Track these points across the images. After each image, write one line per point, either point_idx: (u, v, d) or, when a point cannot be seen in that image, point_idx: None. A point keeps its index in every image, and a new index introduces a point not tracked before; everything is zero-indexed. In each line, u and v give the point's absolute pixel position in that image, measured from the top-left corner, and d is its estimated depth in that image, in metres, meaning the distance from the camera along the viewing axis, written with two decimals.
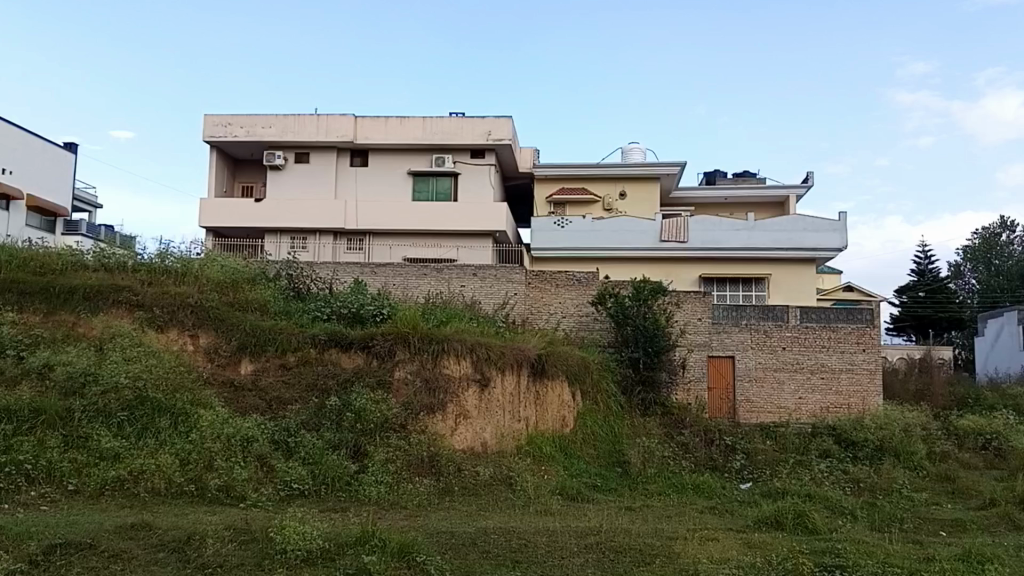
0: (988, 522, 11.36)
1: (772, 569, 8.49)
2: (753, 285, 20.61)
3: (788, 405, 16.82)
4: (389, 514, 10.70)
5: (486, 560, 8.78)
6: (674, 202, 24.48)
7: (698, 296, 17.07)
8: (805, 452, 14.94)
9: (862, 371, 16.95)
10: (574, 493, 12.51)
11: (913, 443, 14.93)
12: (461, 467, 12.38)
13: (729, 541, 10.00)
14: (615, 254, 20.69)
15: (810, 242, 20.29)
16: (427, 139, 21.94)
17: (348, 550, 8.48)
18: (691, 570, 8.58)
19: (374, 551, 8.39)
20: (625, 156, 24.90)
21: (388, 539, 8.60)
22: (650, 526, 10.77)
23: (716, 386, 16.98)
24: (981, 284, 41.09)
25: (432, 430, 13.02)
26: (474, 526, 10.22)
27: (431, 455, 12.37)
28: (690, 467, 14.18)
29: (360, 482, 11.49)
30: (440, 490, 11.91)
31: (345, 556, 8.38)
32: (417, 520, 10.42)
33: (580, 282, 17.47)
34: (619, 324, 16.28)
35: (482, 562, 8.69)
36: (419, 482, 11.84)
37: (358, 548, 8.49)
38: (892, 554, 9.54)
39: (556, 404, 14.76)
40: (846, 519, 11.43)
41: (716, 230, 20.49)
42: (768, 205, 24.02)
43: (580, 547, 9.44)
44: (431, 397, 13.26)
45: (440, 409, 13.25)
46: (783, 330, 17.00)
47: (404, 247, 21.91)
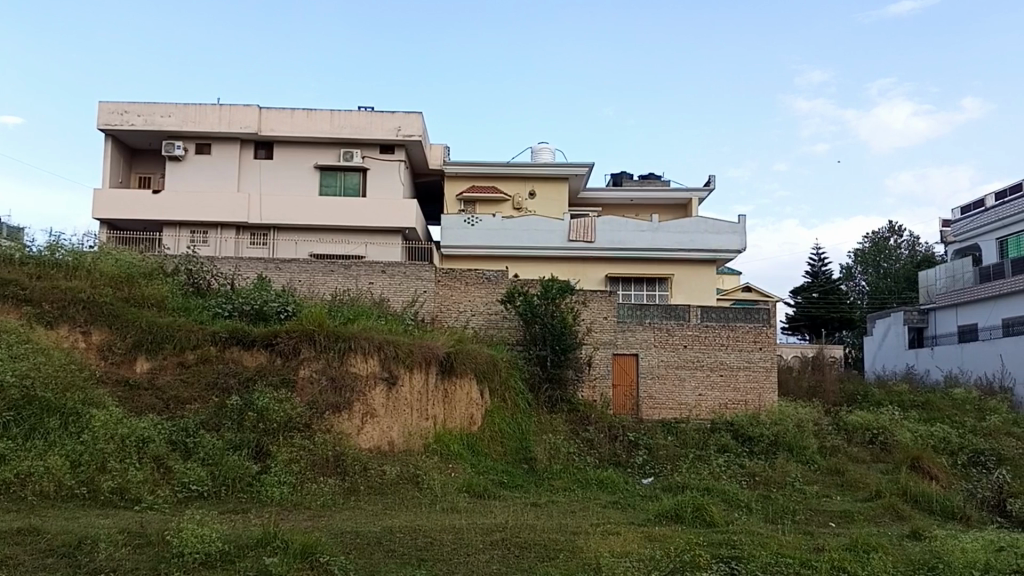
0: (874, 513, 12.04)
1: (670, 561, 8.78)
2: (657, 285, 21.19)
3: (689, 402, 17.38)
4: (293, 515, 10.52)
5: (391, 559, 8.74)
6: (583, 203, 24.88)
7: (604, 296, 17.44)
8: (704, 447, 15.48)
9: (758, 368, 17.66)
10: (480, 490, 12.57)
11: (805, 438, 15.67)
12: (367, 467, 12.27)
13: (631, 535, 10.27)
14: (524, 252, 20.89)
15: (710, 243, 21.01)
16: (335, 133, 21.58)
17: (249, 552, 8.32)
18: (594, 563, 8.78)
19: (275, 553, 8.24)
20: (534, 156, 25.13)
21: (290, 539, 8.46)
22: (555, 521, 10.94)
23: (620, 383, 17.39)
24: (870, 286, 43.40)
25: (337, 429, 12.87)
26: (379, 526, 10.14)
27: (336, 455, 12.21)
28: (595, 463, 14.49)
29: (262, 483, 11.25)
30: (345, 490, 11.79)
31: (246, 557, 8.21)
32: (321, 520, 10.30)
33: (490, 281, 17.55)
34: (528, 322, 16.43)
35: (387, 561, 8.66)
36: (324, 482, 11.68)
37: (259, 550, 8.34)
38: (784, 545, 10.02)
39: (464, 402, 14.80)
40: (742, 512, 11.93)
41: (622, 231, 20.96)
42: (672, 207, 24.70)
43: (486, 544, 9.52)
44: (337, 396, 13.11)
45: (346, 408, 13.12)
46: (684, 329, 17.55)
47: (312, 243, 21.64)
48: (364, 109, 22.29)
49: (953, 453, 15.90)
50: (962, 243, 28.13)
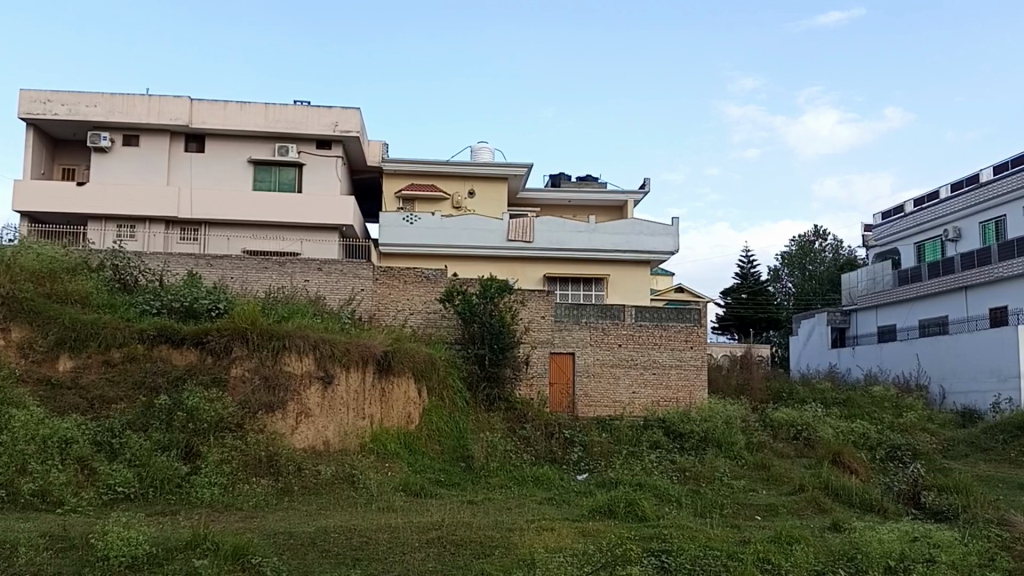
0: (797, 506, 12.49)
1: (604, 556, 8.98)
2: (593, 285, 21.50)
3: (622, 399, 17.68)
4: (224, 516, 10.37)
5: (325, 559, 8.71)
6: (521, 203, 25.05)
7: (542, 295, 17.64)
8: (637, 443, 15.78)
9: (689, 367, 18.08)
10: (417, 488, 12.57)
11: (733, 434, 16.12)
12: (301, 467, 12.16)
13: (565, 531, 10.43)
14: (462, 252, 20.93)
15: (645, 245, 21.41)
16: (270, 128, 21.24)
17: (178, 554, 8.18)
18: (528, 559, 8.91)
19: (205, 555, 8.12)
20: (474, 155, 25.19)
21: (221, 541, 8.35)
22: (491, 518, 11.04)
23: (557, 381, 17.61)
24: (797, 287, 44.80)
25: (271, 429, 12.73)
26: (314, 526, 10.09)
27: (269, 455, 12.06)
28: (531, 460, 14.65)
29: (192, 484, 11.04)
30: (279, 490, 11.65)
31: (174, 560, 8.06)
32: (253, 521, 10.18)
33: (429, 279, 17.54)
34: (467, 321, 16.50)
35: (321, 561, 8.62)
36: (256, 482, 11.54)
37: (188, 552, 8.20)
38: (713, 537, 10.34)
39: (402, 401, 14.77)
40: (672, 506, 12.24)
41: (560, 232, 21.18)
42: (608, 209, 25.07)
43: (421, 542, 9.56)
44: (271, 395, 12.98)
45: (280, 408, 12.99)
46: (619, 328, 17.85)
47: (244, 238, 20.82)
48: (301, 104, 22.00)
49: (873, 448, 16.57)
50: (882, 247, 29.26)
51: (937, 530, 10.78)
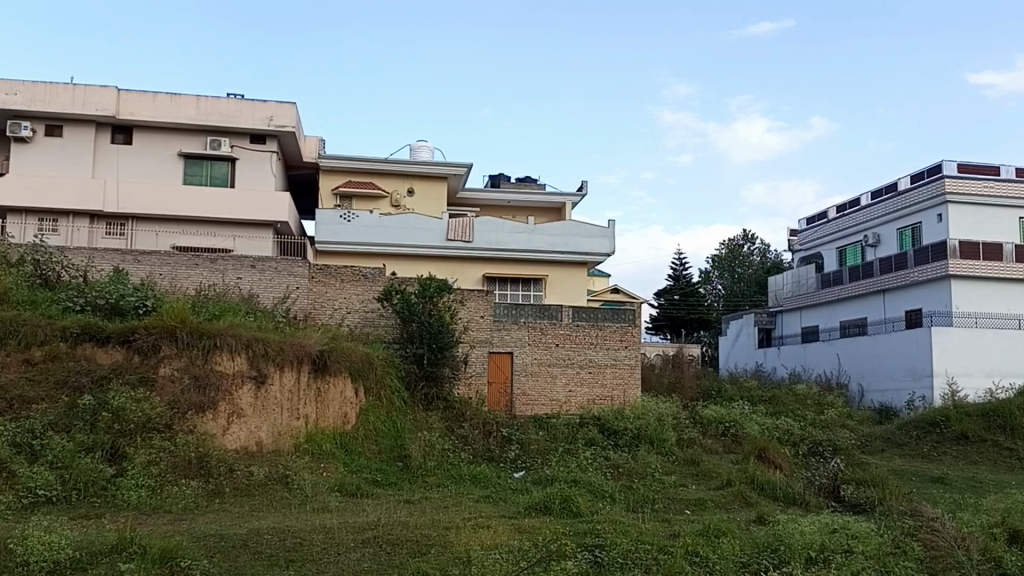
0: (725, 500, 12.97)
1: (539, 551, 9.23)
2: (532, 285, 21.80)
3: (559, 398, 17.99)
4: (151, 518, 10.25)
5: (258, 561, 8.73)
6: (460, 203, 25.18)
7: (480, 295, 17.84)
8: (572, 441, 16.11)
9: (624, 366, 18.49)
10: (353, 489, 12.55)
11: (665, 431, 16.58)
12: (233, 468, 12.08)
13: (501, 528, 10.64)
14: (401, 250, 20.94)
15: (582, 246, 21.79)
16: (201, 120, 20.88)
17: (102, 559, 8.09)
18: (463, 556, 9.09)
19: (131, 559, 8.05)
20: (413, 154, 25.20)
21: (148, 545, 8.28)
22: (427, 517, 11.17)
23: (496, 380, 17.83)
24: (726, 289, 46.03)
25: (201, 430, 12.62)
26: (246, 527, 10.10)
27: (199, 456, 11.96)
28: (468, 458, 14.82)
29: (117, 486, 10.92)
30: (209, 492, 11.56)
31: (98, 564, 7.97)
32: (181, 524, 10.09)
33: (367, 278, 17.55)
34: (405, 321, 16.58)
35: (253, 563, 8.63)
36: (186, 484, 11.43)
37: (113, 556, 8.12)
38: (644, 532, 10.70)
39: (338, 400, 14.75)
40: (606, 502, 12.58)
41: (498, 232, 21.40)
42: (547, 210, 25.41)
43: (357, 542, 9.64)
44: (201, 395, 12.85)
45: (211, 408, 12.88)
46: (557, 328, 18.15)
47: (173, 234, 20.88)
48: (234, 97, 21.68)
49: (797, 444, 17.23)
50: (806, 251, 30.29)
51: (856, 522, 11.34)
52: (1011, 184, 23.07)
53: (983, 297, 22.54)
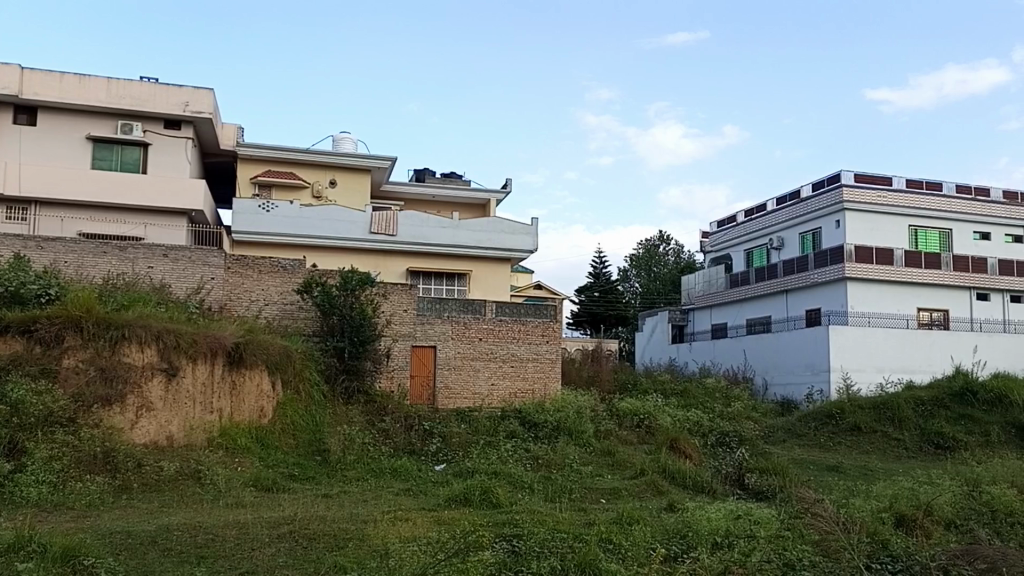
0: (638, 489, 13.59)
1: (456, 542, 9.59)
2: (457, 280, 22.10)
3: (481, 391, 18.38)
4: (53, 516, 10.14)
5: (167, 558, 8.79)
6: (384, 196, 25.24)
7: (404, 289, 18.05)
8: (494, 433, 16.50)
9: (545, 360, 19.01)
10: (269, 483, 12.56)
11: (583, 423, 17.14)
12: (141, 463, 12.05)
13: (420, 520, 10.95)
14: (322, 242, 20.93)
15: (506, 243, 22.20)
16: (112, 104, 20.35)
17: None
18: (382, 548, 9.36)
19: (31, 558, 8.00)
20: (336, 145, 25.12)
21: (49, 543, 8.24)
22: (345, 511, 11.38)
23: (418, 373, 18.07)
24: (643, 287, 47.34)
25: (107, 424, 12.54)
26: (155, 523, 10.12)
27: (106, 451, 11.88)
28: (389, 451, 15.02)
29: (16, 482, 10.76)
30: (116, 487, 11.50)
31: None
32: (86, 521, 10.03)
33: (286, 270, 17.55)
34: (326, 313, 16.66)
35: (163, 560, 8.71)
36: (92, 480, 11.35)
37: (11, 555, 8.08)
38: (560, 521, 11.20)
39: (254, 394, 14.72)
40: (524, 492, 13.04)
41: (422, 227, 21.61)
42: (471, 206, 25.81)
43: (272, 537, 9.79)
44: (108, 387, 12.80)
45: (118, 401, 12.85)
46: (480, 322, 18.54)
47: (80, 220, 20.18)
48: (148, 81, 21.19)
49: (706, 434, 18.09)
50: (717, 252, 31.48)
51: (757, 508, 12.09)
52: (902, 193, 24.63)
53: (876, 299, 24.02)
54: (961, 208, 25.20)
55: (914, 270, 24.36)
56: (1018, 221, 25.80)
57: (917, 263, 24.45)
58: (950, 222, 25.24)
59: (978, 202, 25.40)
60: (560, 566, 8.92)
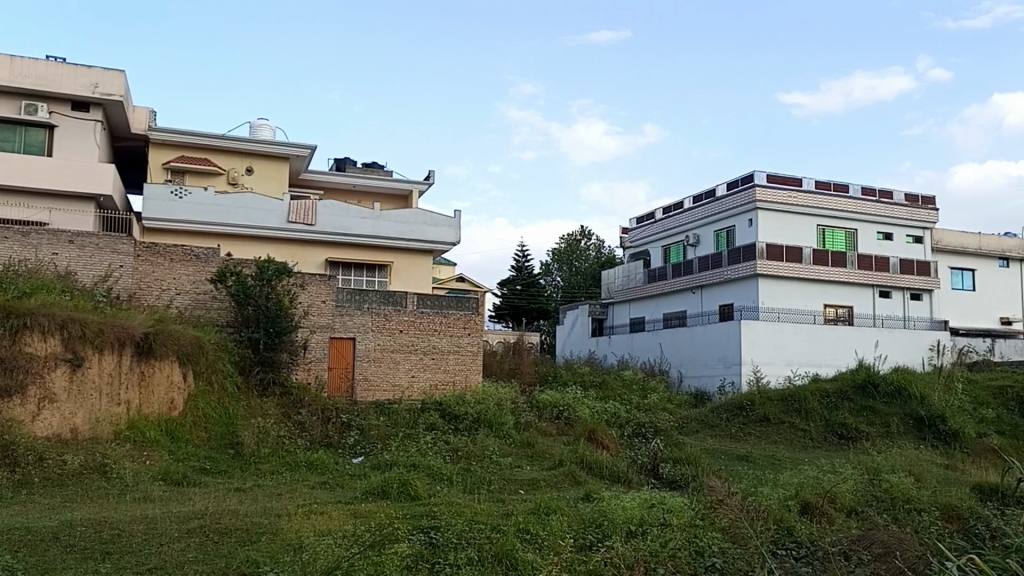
0: (556, 479, 13.76)
1: (372, 534, 9.53)
2: (377, 271, 21.91)
3: (401, 383, 18.26)
4: None
5: (70, 555, 8.45)
6: (304, 185, 24.76)
7: (322, 279, 17.79)
8: (413, 426, 16.43)
9: (466, 352, 19.02)
10: (179, 477, 12.20)
11: (503, 415, 17.23)
12: (43, 457, 11.56)
13: (336, 514, 10.83)
14: (239, 231, 20.40)
15: (428, 235, 22.07)
16: (14, 83, 19.33)
17: None
18: (296, 542, 9.22)
19: None
20: (254, 132, 24.49)
21: None
22: (259, 505, 11.15)
23: (336, 365, 17.85)
24: (564, 281, 47.84)
25: (7, 417, 11.96)
26: (57, 519, 9.71)
27: (4, 445, 11.35)
28: (305, 445, 14.74)
29: None
30: (16, 483, 10.98)
31: None
32: None
33: (199, 259, 17.06)
34: (240, 304, 16.29)
35: (65, 557, 8.37)
36: None
37: None
38: (478, 512, 11.26)
39: (164, 385, 14.26)
40: (443, 484, 13.05)
41: (342, 217, 21.29)
42: (392, 197, 25.59)
43: (181, 532, 9.52)
44: (8, 378, 12.22)
45: (19, 393, 12.27)
46: (401, 314, 18.42)
47: None
48: (54, 60, 20.20)
49: (622, 425, 18.44)
50: (636, 248, 32.03)
51: (670, 497, 12.41)
52: (810, 194, 25.61)
53: (785, 295, 24.92)
54: (865, 209, 26.37)
55: (821, 268, 25.36)
56: (917, 222, 27.15)
57: (824, 261, 25.47)
58: (855, 222, 26.38)
59: (881, 204, 26.62)
60: (477, 556, 8.96)
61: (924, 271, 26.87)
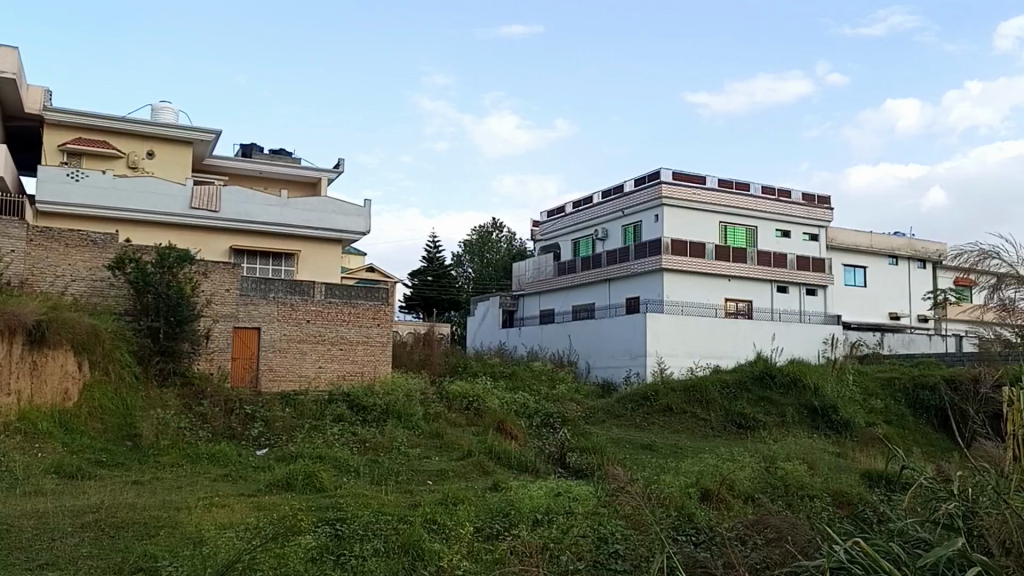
0: (464, 470, 13.82)
1: (274, 527, 9.35)
2: (283, 260, 21.46)
3: (307, 374, 17.95)
4: None
5: None
6: (207, 170, 23.95)
7: (225, 268, 17.31)
8: (320, 417, 16.18)
9: (375, 343, 18.85)
10: (73, 470, 11.67)
11: (412, 406, 17.15)
12: None
13: (238, 506, 10.59)
14: (139, 216, 19.59)
15: (337, 224, 21.72)
16: None
17: None
18: (196, 536, 8.95)
19: None
20: (155, 114, 23.55)
21: None
22: (158, 499, 10.78)
23: (240, 356, 17.40)
24: (475, 273, 47.92)
25: None
26: None
27: None
28: (207, 436, 14.31)
29: None
30: None
31: None
32: None
33: (97, 244, 16.30)
34: (139, 291, 15.69)
35: None
36: None
37: None
38: (385, 503, 11.21)
39: (57, 375, 13.61)
40: (350, 476, 12.93)
41: (247, 204, 20.73)
42: (300, 184, 25.07)
43: (75, 527, 9.12)
44: None
45: None
46: (307, 304, 18.09)
47: None
48: None
49: (531, 416, 18.63)
50: (546, 241, 32.35)
51: (576, 486, 12.66)
52: (714, 192, 26.45)
53: (688, 289, 25.71)
54: (766, 207, 27.40)
55: (723, 263, 26.23)
56: (813, 221, 28.42)
57: (726, 257, 26.36)
58: (755, 220, 27.38)
59: (780, 203, 27.71)
60: (383, 548, 8.93)
61: (819, 268, 28.13)
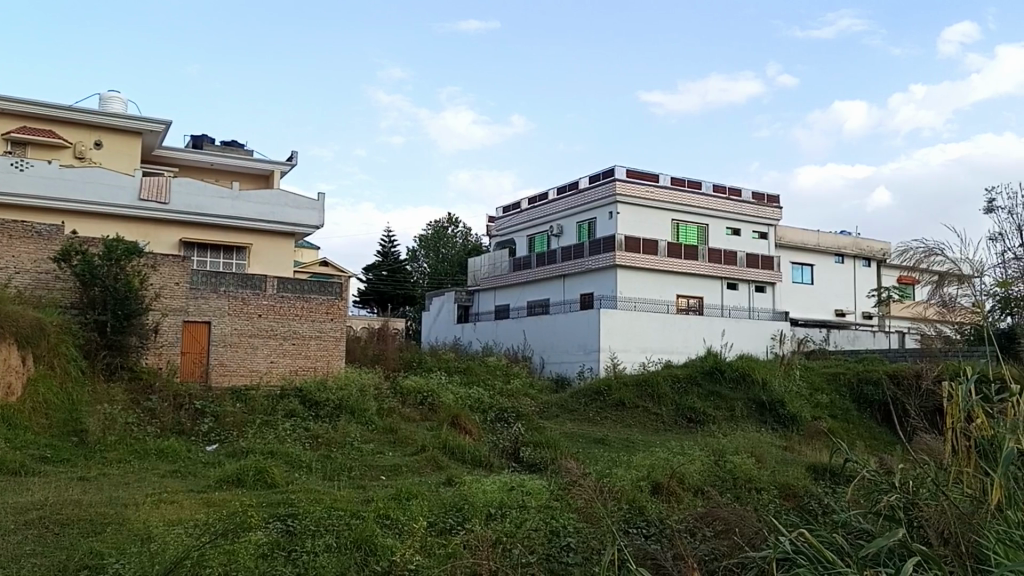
0: (418, 465, 13.83)
1: (223, 523, 9.25)
2: (234, 253, 21.10)
3: (259, 369, 17.75)
4: None
5: None
6: (156, 161, 23.47)
7: (175, 261, 17.03)
8: (272, 412, 16.02)
9: (328, 338, 18.72)
10: (16, 466, 11.39)
11: (366, 401, 17.07)
12: None
13: (187, 502, 10.46)
14: (85, 207, 19.14)
15: (290, 217, 21.49)
16: None
17: None
18: (144, 533, 8.82)
19: None
20: (103, 104, 23.00)
21: None
22: (104, 495, 10.59)
23: (190, 350, 17.13)
24: (430, 268, 47.80)
25: None
26: None
27: None
28: (155, 432, 14.07)
29: None
30: None
31: None
32: None
33: (41, 236, 15.90)
34: (86, 284, 15.36)
35: None
36: None
37: None
38: (338, 499, 11.18)
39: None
40: (302, 472, 12.84)
41: (198, 196, 20.38)
42: (253, 177, 24.74)
43: (18, 524, 8.92)
44: None
45: None
46: (259, 298, 17.90)
47: None
48: None
49: (485, 411, 18.69)
50: (502, 237, 32.40)
51: (530, 480, 12.77)
52: (667, 190, 26.81)
53: (641, 286, 26.04)
54: (717, 205, 27.87)
55: (676, 260, 26.61)
56: (763, 220, 28.98)
57: (678, 254, 26.74)
58: (707, 218, 27.83)
59: (731, 202, 28.20)
60: (336, 544, 8.91)
61: (768, 265, 28.71)
